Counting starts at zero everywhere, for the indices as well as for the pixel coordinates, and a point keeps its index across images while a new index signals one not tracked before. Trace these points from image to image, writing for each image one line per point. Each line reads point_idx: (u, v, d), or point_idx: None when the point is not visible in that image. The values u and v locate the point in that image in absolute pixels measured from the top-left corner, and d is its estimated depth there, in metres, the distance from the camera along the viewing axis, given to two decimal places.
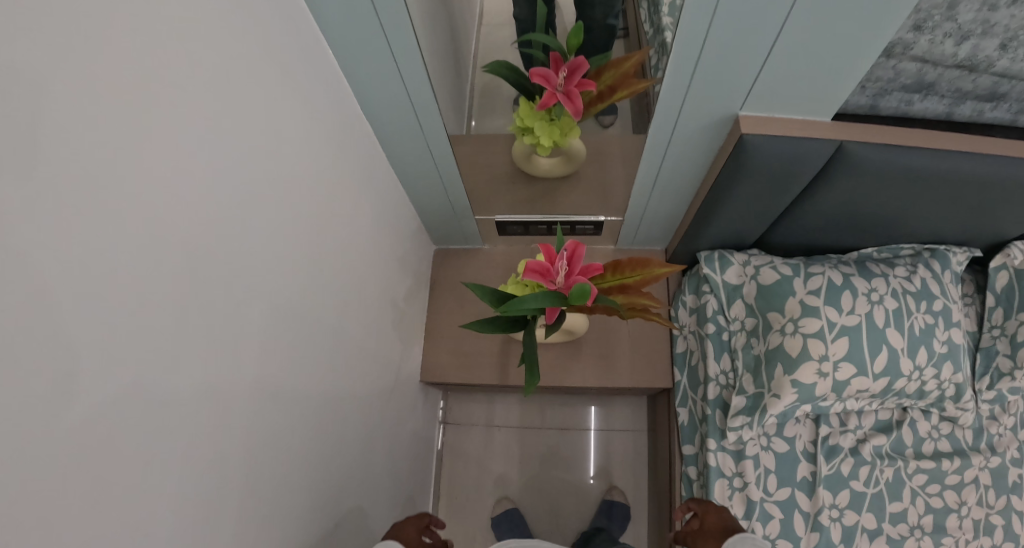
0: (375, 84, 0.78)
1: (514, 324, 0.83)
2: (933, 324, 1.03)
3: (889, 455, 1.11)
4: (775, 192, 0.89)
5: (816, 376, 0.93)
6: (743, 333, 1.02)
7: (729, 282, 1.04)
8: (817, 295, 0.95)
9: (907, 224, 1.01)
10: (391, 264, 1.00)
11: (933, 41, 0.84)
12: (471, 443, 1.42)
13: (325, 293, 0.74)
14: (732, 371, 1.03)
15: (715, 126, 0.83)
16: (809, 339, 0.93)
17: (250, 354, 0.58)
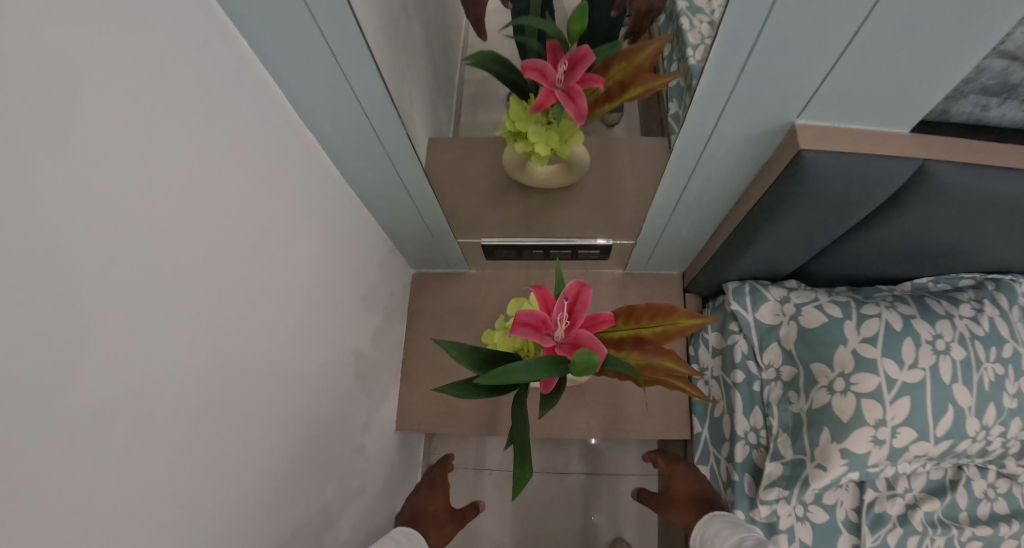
0: (310, 81, 0.59)
1: (500, 388, 0.65)
2: (1005, 376, 0.84)
3: (942, 522, 0.95)
4: (830, 220, 0.70)
5: (871, 445, 0.75)
6: (778, 383, 0.84)
7: (762, 321, 0.86)
8: (874, 344, 0.77)
9: (982, 255, 0.82)
10: (354, 303, 0.81)
11: None
12: (459, 489, 1.25)
13: (255, 366, 0.56)
14: (764, 428, 0.84)
15: (765, 136, 0.64)
16: (865, 400, 0.75)
17: (116, 490, 0.40)
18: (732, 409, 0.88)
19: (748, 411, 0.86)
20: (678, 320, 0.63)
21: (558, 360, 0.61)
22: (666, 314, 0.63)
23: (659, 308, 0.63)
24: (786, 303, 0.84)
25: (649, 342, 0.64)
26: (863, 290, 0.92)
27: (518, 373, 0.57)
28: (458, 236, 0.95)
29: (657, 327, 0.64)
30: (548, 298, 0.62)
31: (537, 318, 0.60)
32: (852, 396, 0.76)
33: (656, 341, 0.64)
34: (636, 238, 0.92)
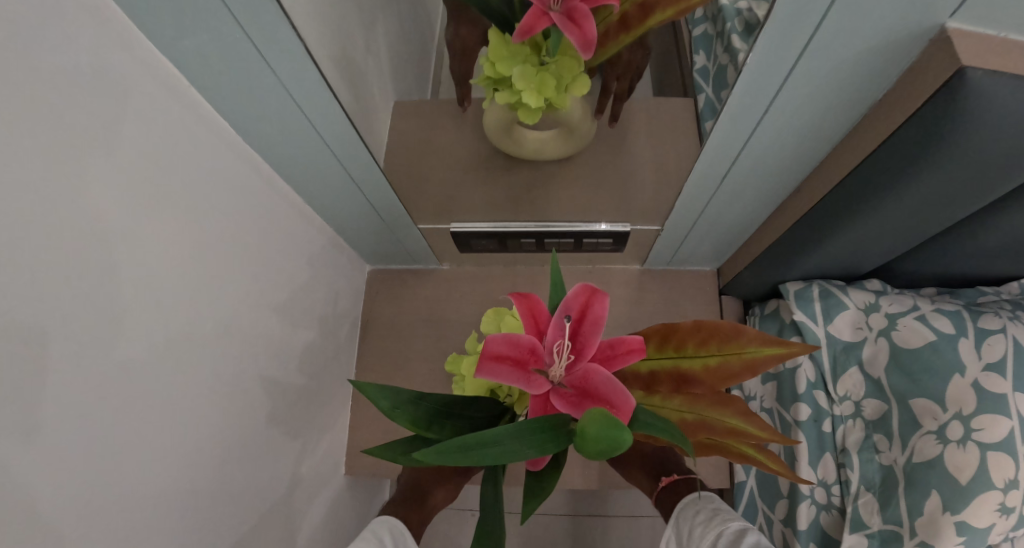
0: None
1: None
2: None
3: None
4: (982, 191, 0.44)
5: (998, 516, 0.51)
6: (859, 422, 0.61)
7: (838, 338, 0.64)
8: (1001, 371, 0.53)
9: None
10: (275, 312, 0.58)
11: None
12: None
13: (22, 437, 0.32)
14: (840, 485, 0.61)
15: (899, 43, 0.38)
16: (990, 453, 0.51)
17: None
18: (791, 457, 0.65)
19: (814, 460, 0.63)
20: (744, 350, 0.37)
21: (556, 424, 0.36)
22: (721, 339, 0.38)
23: (709, 328, 0.38)
24: (872, 313, 0.62)
25: (694, 383, 0.39)
26: (961, 293, 0.65)
27: (492, 451, 0.34)
28: (419, 224, 0.72)
29: (705, 359, 0.38)
30: (538, 314, 0.38)
31: (521, 347, 0.37)
32: (968, 444, 0.52)
33: (705, 383, 0.38)
34: (661, 225, 0.68)
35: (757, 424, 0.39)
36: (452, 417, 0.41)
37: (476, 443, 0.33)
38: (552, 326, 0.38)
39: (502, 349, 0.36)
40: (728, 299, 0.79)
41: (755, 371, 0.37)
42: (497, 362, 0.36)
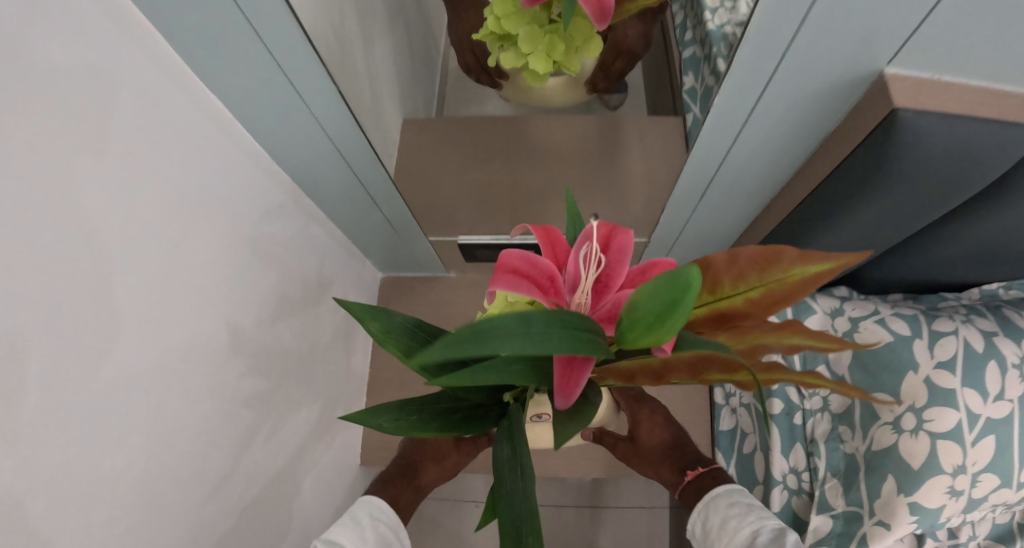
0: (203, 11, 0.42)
1: (464, 424, 0.41)
2: None
3: None
4: (938, 205, 0.51)
5: (947, 497, 0.60)
6: (826, 416, 0.68)
7: None
8: (950, 370, 0.62)
9: None
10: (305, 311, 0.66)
11: None
12: None
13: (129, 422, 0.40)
14: (809, 472, 0.68)
15: (850, 82, 0.45)
16: (941, 443, 0.59)
17: None
18: (766, 447, 0.72)
19: (787, 450, 0.70)
20: (788, 273, 0.30)
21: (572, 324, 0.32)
22: (757, 267, 0.31)
23: (744, 255, 0.31)
24: (837, 317, 0.70)
25: (741, 322, 0.33)
26: (925, 298, 0.73)
27: (503, 341, 0.28)
28: (429, 235, 0.79)
29: (745, 294, 0.32)
30: (555, 242, 0.39)
31: (539, 270, 0.37)
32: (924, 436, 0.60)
33: (757, 317, 0.33)
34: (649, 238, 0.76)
35: (825, 335, 0.29)
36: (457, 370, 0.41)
37: (482, 333, 0.28)
38: (570, 258, 0.37)
39: (520, 267, 0.36)
40: None
41: (806, 291, 0.30)
42: (513, 278, 0.36)
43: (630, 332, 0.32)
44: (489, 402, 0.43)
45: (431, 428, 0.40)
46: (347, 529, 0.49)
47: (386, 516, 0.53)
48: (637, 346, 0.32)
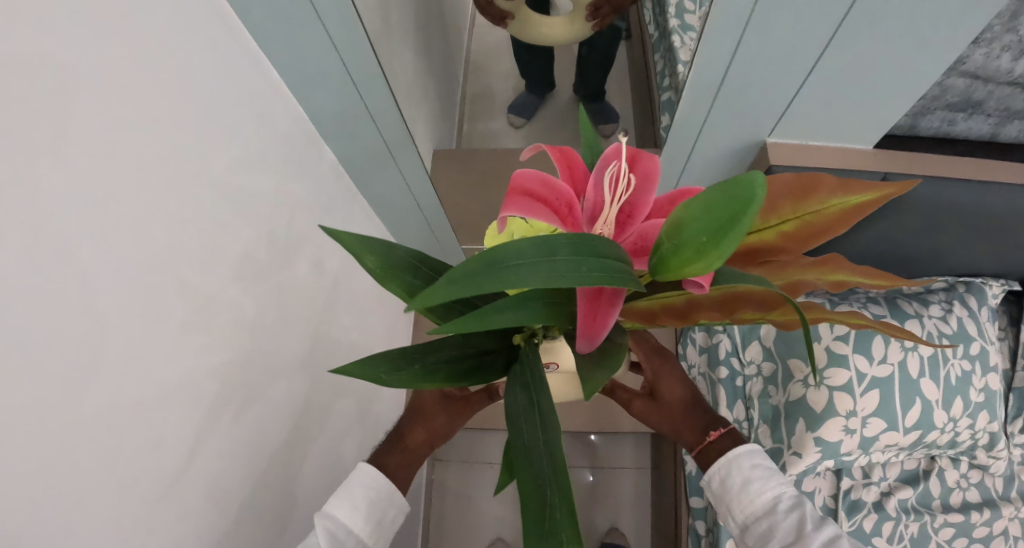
0: (328, 81, 0.74)
1: (475, 373, 0.46)
2: (970, 371, 0.93)
3: (915, 509, 1.02)
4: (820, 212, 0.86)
5: (843, 433, 0.83)
6: (760, 379, 0.92)
7: (745, 321, 0.95)
8: (845, 341, 0.85)
9: (939, 259, 0.96)
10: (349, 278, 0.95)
11: (988, 55, 0.81)
12: (465, 480, 1.32)
13: (261, 317, 0.68)
14: (747, 420, 0.94)
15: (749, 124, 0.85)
16: (836, 393, 0.83)
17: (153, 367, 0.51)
18: (717, 404, 0.98)
19: (731, 405, 0.97)
20: (823, 205, 0.45)
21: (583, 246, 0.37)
22: (796, 202, 0.44)
23: (784, 188, 0.45)
24: None
25: (778, 255, 0.45)
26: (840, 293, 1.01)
27: (522, 272, 0.34)
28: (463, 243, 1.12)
29: (784, 226, 0.45)
30: (573, 167, 0.44)
31: (558, 193, 0.42)
32: (826, 389, 0.84)
33: (789, 253, 0.45)
34: None
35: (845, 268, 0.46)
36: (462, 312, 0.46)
37: (502, 260, 0.34)
38: (593, 184, 0.42)
39: (537, 190, 0.41)
40: None
41: (844, 222, 0.45)
42: (530, 201, 0.41)
43: (676, 258, 0.37)
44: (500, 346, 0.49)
45: (439, 375, 0.44)
46: (344, 500, 0.60)
47: (376, 482, 0.62)
48: (684, 272, 0.37)
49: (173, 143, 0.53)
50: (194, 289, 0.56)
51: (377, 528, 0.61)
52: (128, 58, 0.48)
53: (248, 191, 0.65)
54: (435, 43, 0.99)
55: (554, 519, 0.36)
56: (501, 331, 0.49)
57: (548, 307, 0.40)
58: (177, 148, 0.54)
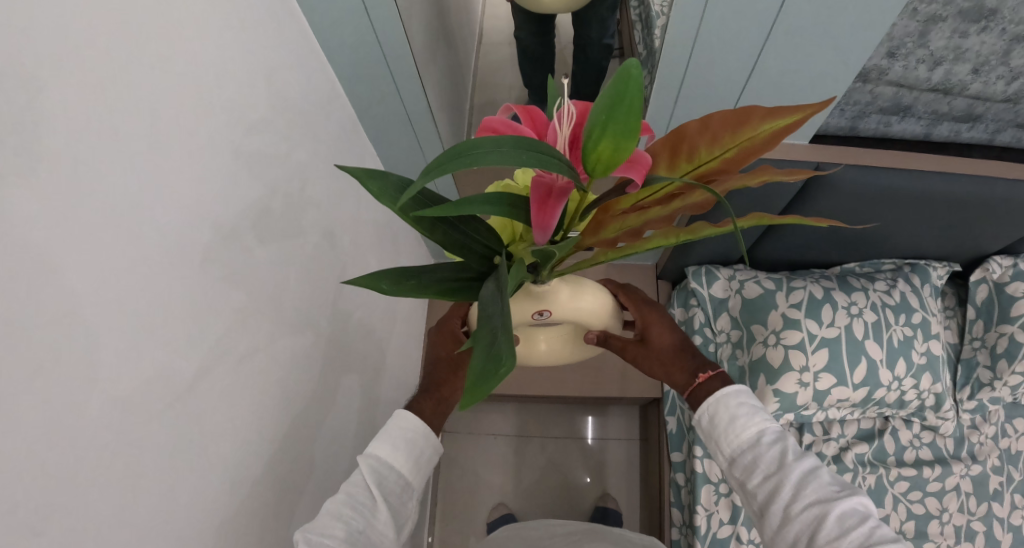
0: (370, 86, 0.93)
1: (458, 290, 0.58)
2: (912, 336, 1.08)
3: (871, 463, 1.15)
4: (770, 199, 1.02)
5: (797, 386, 1.04)
6: (728, 344, 1.15)
7: (715, 296, 1.17)
8: (798, 308, 1.08)
9: (884, 242, 1.11)
10: (370, 258, 1.10)
11: (906, 68, 0.98)
12: (472, 451, 1.45)
13: (302, 278, 0.84)
14: None
15: None
16: (791, 350, 1.05)
17: (229, 300, 0.67)
18: None
19: None
20: (757, 132, 0.48)
21: (531, 148, 0.45)
22: (734, 130, 0.48)
23: (719, 121, 0.48)
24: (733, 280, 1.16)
25: (719, 177, 0.51)
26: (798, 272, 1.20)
27: (481, 154, 0.43)
28: None
29: (728, 154, 0.50)
30: (535, 117, 0.51)
31: (517, 133, 0.49)
32: (782, 348, 1.06)
33: (729, 173, 0.51)
34: None
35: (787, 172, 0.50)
36: (447, 236, 0.57)
37: (465, 150, 0.44)
38: (550, 127, 0.48)
39: (499, 129, 0.49)
40: (663, 282, 1.32)
41: (777, 141, 0.48)
42: (495, 136, 0.49)
43: (591, 143, 0.42)
44: (480, 268, 0.60)
45: (431, 291, 0.56)
46: (386, 442, 0.72)
47: (411, 425, 0.74)
48: (604, 157, 0.42)
49: (260, 128, 0.72)
50: (260, 246, 0.73)
51: (414, 465, 0.73)
52: (233, 70, 0.66)
53: (304, 168, 0.83)
54: (441, 61, 1.00)
55: (498, 348, 0.43)
56: (480, 255, 0.59)
57: (509, 208, 0.52)
58: (258, 139, 0.71)
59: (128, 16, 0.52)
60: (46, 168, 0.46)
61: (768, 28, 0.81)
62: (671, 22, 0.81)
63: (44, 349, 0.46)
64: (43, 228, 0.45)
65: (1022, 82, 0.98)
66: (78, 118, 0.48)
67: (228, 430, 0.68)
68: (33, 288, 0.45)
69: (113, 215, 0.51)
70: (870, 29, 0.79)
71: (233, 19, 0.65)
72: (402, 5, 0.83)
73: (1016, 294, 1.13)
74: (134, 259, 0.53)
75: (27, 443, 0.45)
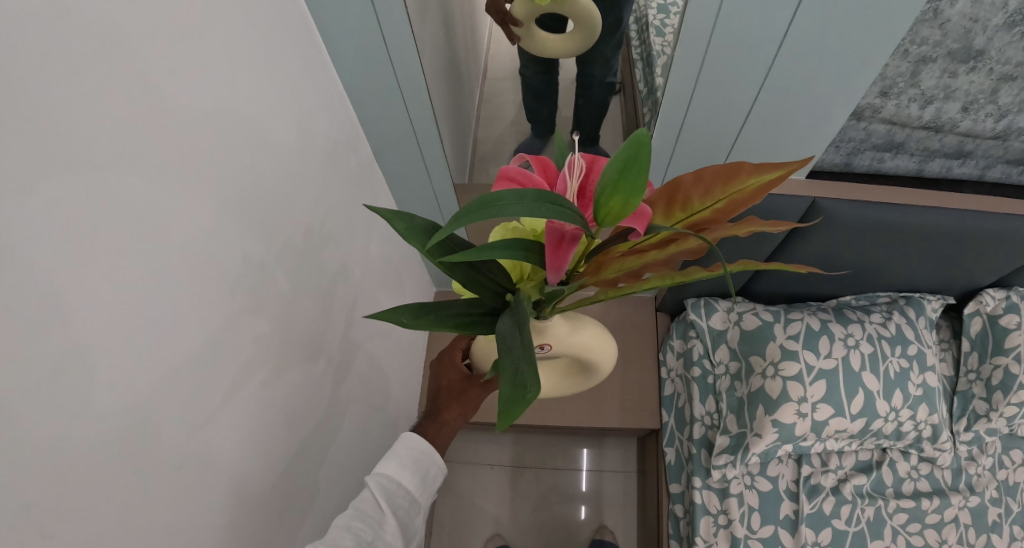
0: (385, 110, 0.94)
1: (476, 325, 0.58)
2: (908, 368, 1.09)
3: (870, 494, 1.14)
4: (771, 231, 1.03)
5: (796, 416, 1.04)
6: (727, 375, 1.15)
7: (714, 327, 1.19)
8: (796, 339, 1.09)
9: (880, 276, 1.13)
10: (378, 288, 1.11)
11: (898, 106, 1.00)
12: (468, 482, 1.43)
13: (312, 309, 0.84)
14: (716, 411, 1.16)
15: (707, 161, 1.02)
16: (789, 381, 1.05)
17: (237, 330, 0.66)
18: (691, 399, 1.19)
19: (703, 399, 1.18)
20: (745, 185, 0.48)
21: (552, 200, 0.46)
22: (724, 183, 0.49)
23: (710, 174, 0.49)
24: (731, 313, 1.18)
25: (709, 226, 0.52)
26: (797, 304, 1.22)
27: (504, 206, 0.44)
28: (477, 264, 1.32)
29: (716, 206, 0.51)
30: (547, 167, 0.52)
31: (532, 183, 0.49)
32: (780, 379, 1.07)
33: (718, 223, 0.52)
34: None
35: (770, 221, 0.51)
36: (464, 274, 0.57)
37: (489, 201, 0.45)
38: (560, 176, 0.49)
39: (516, 178, 0.49)
40: (661, 314, 1.34)
41: (761, 195, 0.49)
42: (512, 185, 0.49)
43: (603, 199, 0.44)
44: (495, 304, 0.60)
45: (449, 325, 0.56)
46: (394, 459, 0.75)
47: (418, 443, 0.77)
48: (614, 212, 0.45)
49: (281, 162, 0.73)
50: (271, 276, 0.73)
51: (420, 481, 0.77)
52: (258, 104, 0.67)
53: (320, 197, 0.84)
54: (444, 103, 1.00)
55: (523, 378, 0.47)
56: (494, 291, 0.59)
57: (524, 253, 0.52)
58: (278, 173, 0.73)
59: (168, 52, 0.53)
60: (91, 198, 0.47)
61: (769, 65, 0.83)
62: (676, 54, 0.83)
63: (62, 379, 0.45)
64: (77, 257, 0.46)
65: (1010, 119, 1.01)
66: (113, 151, 0.48)
67: (233, 458, 0.67)
68: (54, 317, 0.45)
69: (133, 244, 0.51)
70: (867, 68, 0.81)
71: (262, 57, 0.67)
72: (421, 38, 0.85)
73: (1009, 326, 1.15)
74: (158, 287, 0.54)
75: (32, 474, 0.44)
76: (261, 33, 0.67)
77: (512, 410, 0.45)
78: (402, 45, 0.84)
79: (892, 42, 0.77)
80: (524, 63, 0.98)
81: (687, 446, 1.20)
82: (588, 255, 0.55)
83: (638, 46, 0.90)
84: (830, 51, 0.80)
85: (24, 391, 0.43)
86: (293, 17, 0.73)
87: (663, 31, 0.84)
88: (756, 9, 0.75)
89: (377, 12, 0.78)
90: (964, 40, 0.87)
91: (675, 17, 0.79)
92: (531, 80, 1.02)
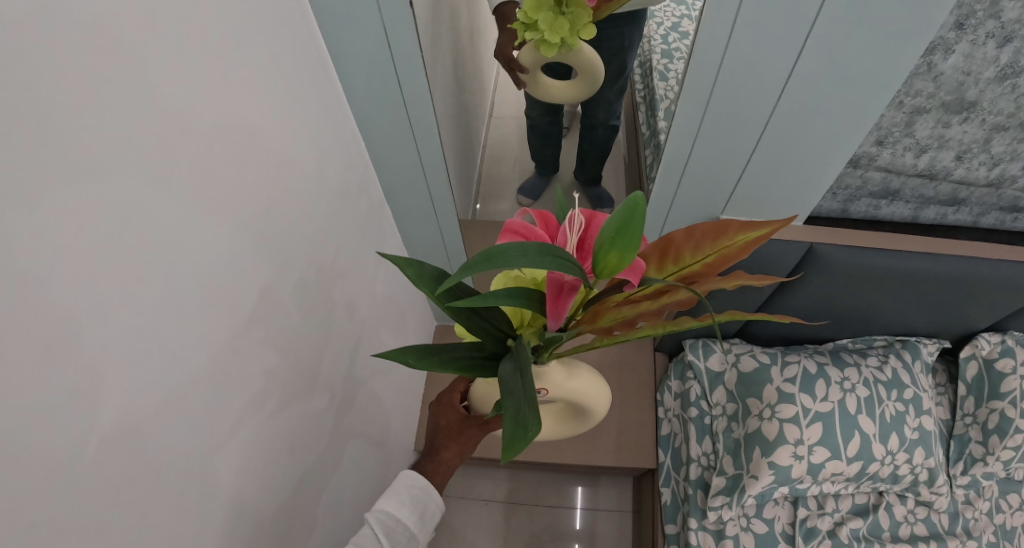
0: (395, 146, 0.96)
1: (478, 368, 0.58)
2: (904, 412, 1.09)
3: (867, 538, 1.13)
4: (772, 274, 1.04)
5: (792, 459, 1.04)
6: (724, 417, 1.16)
7: (712, 369, 1.20)
8: (793, 383, 1.09)
9: (878, 319, 1.13)
10: (381, 323, 1.11)
11: (894, 155, 1.03)
12: (462, 518, 1.42)
13: (319, 347, 0.85)
14: (713, 452, 1.15)
15: (707, 202, 1.03)
16: (785, 424, 1.06)
17: (246, 367, 0.67)
18: (688, 439, 1.19)
19: (700, 439, 1.18)
20: (734, 240, 0.49)
21: (552, 253, 0.46)
22: (714, 238, 0.50)
23: (701, 231, 0.50)
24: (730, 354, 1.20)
25: (699, 279, 0.52)
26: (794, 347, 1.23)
27: (507, 257, 0.44)
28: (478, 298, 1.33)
29: (707, 259, 0.51)
30: (548, 220, 0.52)
31: (535, 237, 0.50)
32: (776, 421, 1.07)
33: (708, 276, 0.52)
34: None
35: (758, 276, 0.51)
36: (468, 320, 0.58)
37: (493, 252, 0.45)
38: (560, 229, 0.50)
39: (520, 232, 0.50)
40: (660, 353, 1.35)
41: (749, 250, 0.50)
42: (517, 238, 0.50)
43: (601, 253, 0.45)
44: (496, 349, 0.60)
45: (452, 367, 0.56)
46: (393, 496, 0.75)
47: (415, 481, 0.77)
48: (611, 266, 0.45)
49: (298, 203, 0.75)
50: (282, 315, 0.74)
51: (419, 520, 0.76)
52: (277, 146, 0.69)
53: (331, 235, 0.85)
54: (453, 142, 1.01)
55: (524, 416, 0.47)
56: (496, 336, 0.60)
57: (526, 300, 0.53)
58: (294, 213, 0.75)
59: (199, 99, 0.55)
60: (117, 241, 0.47)
61: (770, 113, 0.85)
62: (680, 104, 0.85)
63: (79, 421, 0.46)
64: (104, 302, 0.47)
65: (1003, 168, 1.03)
66: (138, 197, 0.49)
67: (233, 494, 0.67)
68: (78, 357, 0.45)
69: (150, 286, 0.51)
70: (866, 119, 0.83)
71: (283, 102, 0.69)
72: (433, 79, 0.87)
73: (1004, 371, 1.15)
74: (171, 327, 0.54)
75: (40, 517, 0.43)
76: (282, 78, 0.69)
77: (513, 445, 0.45)
78: (416, 85, 0.86)
79: (893, 91, 0.78)
80: (531, 105, 1.00)
81: (684, 486, 1.19)
82: (584, 305, 0.55)
83: (642, 90, 0.93)
84: (830, 101, 0.82)
85: (41, 434, 0.43)
86: (314, 61, 0.76)
87: (666, 76, 0.86)
88: (759, 52, 0.76)
89: (393, 54, 0.81)
90: (957, 92, 0.90)
91: (680, 65, 0.82)
92: (537, 120, 1.05)
